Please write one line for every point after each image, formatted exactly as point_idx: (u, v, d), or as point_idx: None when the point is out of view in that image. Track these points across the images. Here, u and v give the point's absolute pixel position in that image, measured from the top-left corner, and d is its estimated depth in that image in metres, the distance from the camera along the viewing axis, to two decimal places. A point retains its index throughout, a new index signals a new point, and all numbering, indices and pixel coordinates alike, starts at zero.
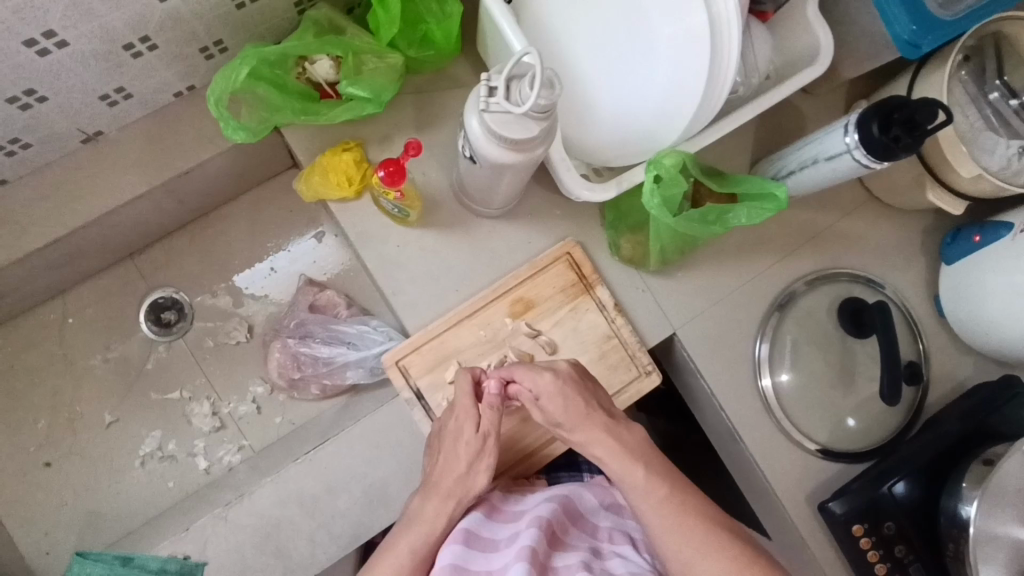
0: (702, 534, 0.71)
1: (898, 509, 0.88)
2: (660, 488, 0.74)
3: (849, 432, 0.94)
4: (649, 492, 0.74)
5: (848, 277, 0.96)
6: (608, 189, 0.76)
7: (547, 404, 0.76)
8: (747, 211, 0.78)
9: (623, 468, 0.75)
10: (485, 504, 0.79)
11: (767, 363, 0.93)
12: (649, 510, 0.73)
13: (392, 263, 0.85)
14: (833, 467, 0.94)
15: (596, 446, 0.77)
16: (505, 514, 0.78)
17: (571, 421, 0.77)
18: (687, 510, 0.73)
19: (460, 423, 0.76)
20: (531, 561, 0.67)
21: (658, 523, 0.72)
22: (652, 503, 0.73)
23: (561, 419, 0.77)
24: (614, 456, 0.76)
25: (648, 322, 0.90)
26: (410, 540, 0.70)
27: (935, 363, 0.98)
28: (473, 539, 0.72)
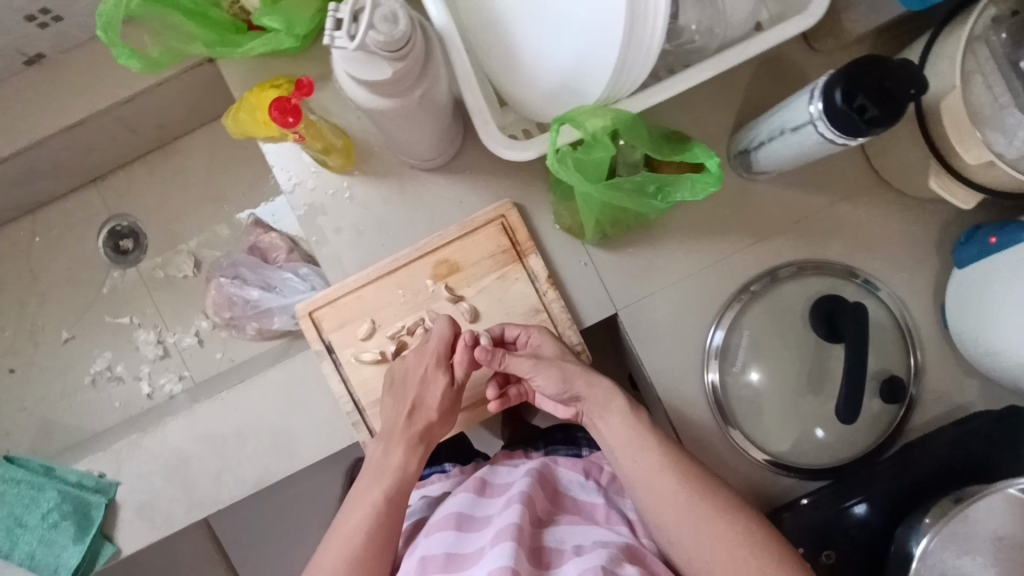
0: (701, 506, 0.68)
1: (843, 537, 0.78)
2: (664, 464, 0.71)
3: (808, 445, 0.83)
4: (644, 455, 0.71)
5: (841, 271, 0.83)
6: (530, 154, 0.69)
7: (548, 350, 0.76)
8: (690, 185, 0.67)
9: (623, 423, 0.74)
10: (474, 483, 0.82)
11: (720, 358, 0.83)
12: (649, 492, 0.70)
13: (319, 211, 0.82)
14: (784, 481, 0.85)
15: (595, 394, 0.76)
16: (494, 491, 0.81)
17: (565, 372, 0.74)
18: (689, 480, 0.70)
19: (428, 368, 0.74)
20: (517, 540, 0.69)
21: (658, 489, 0.70)
22: (654, 467, 0.70)
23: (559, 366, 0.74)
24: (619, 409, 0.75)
25: (585, 299, 0.83)
26: (378, 489, 0.71)
27: (930, 381, 0.84)
28: (463, 522, 0.76)
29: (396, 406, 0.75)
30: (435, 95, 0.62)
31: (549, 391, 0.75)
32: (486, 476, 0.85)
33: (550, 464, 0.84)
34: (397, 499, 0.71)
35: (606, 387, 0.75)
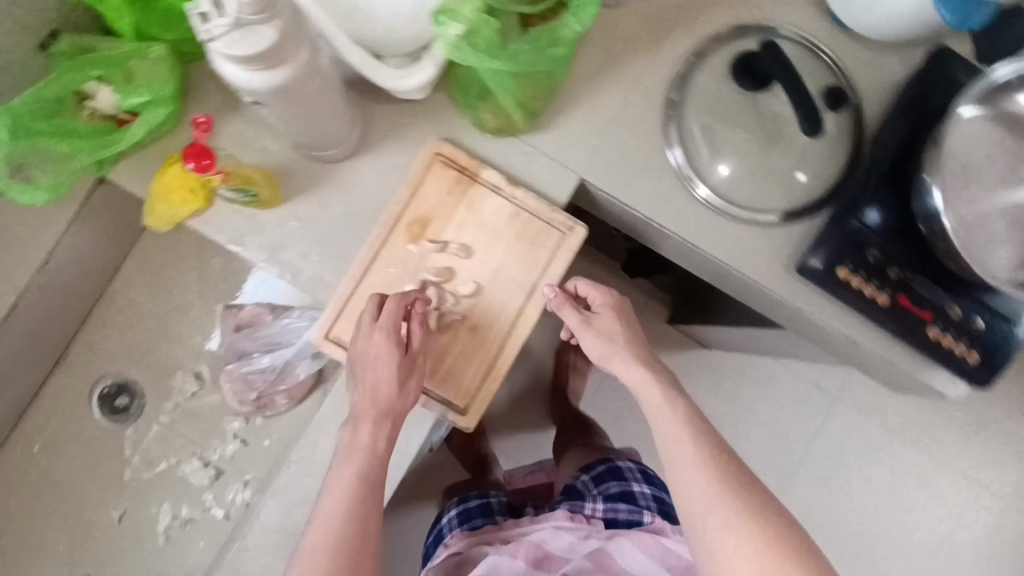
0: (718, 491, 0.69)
1: (876, 234, 0.83)
2: (692, 443, 0.72)
3: (799, 186, 0.88)
4: (670, 419, 0.74)
5: (735, 33, 0.89)
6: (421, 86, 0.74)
7: (599, 321, 0.80)
8: (575, 15, 0.71)
9: (671, 424, 0.74)
10: (532, 554, 0.93)
11: (688, 163, 0.87)
12: (679, 485, 0.71)
13: (279, 247, 0.82)
14: (799, 229, 0.89)
15: (613, 359, 0.79)
16: (549, 564, 0.93)
17: (602, 333, 0.80)
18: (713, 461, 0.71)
19: (371, 342, 0.74)
20: None
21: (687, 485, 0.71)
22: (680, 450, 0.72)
23: (609, 332, 0.80)
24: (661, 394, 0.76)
25: (548, 182, 0.86)
26: (346, 475, 0.72)
27: (858, 78, 0.90)
28: None
29: (355, 385, 0.76)
30: (319, 60, 0.64)
31: (593, 357, 0.80)
32: (545, 539, 0.95)
33: (609, 542, 0.95)
34: (372, 482, 0.73)
35: (639, 369, 0.78)
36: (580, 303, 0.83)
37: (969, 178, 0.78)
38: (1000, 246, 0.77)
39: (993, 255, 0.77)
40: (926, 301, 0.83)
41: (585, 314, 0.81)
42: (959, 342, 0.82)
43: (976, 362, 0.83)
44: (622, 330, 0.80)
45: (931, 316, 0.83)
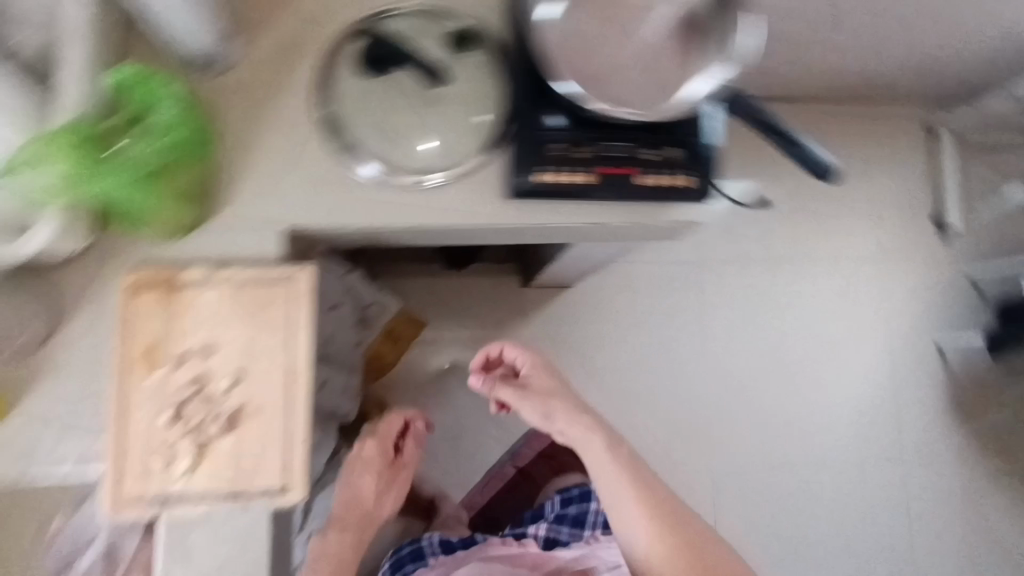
0: (623, 481, 1.09)
1: (549, 130, 0.91)
2: (615, 462, 1.09)
3: (475, 125, 0.93)
4: (601, 445, 1.10)
5: (349, 33, 0.93)
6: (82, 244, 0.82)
7: (532, 376, 1.14)
8: (163, 105, 0.74)
9: (602, 452, 1.09)
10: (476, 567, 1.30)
11: (372, 161, 0.90)
12: (601, 477, 1.10)
13: (37, 452, 0.81)
14: (500, 160, 0.94)
15: (557, 417, 1.11)
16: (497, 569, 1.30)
17: (536, 397, 1.11)
18: (626, 466, 1.10)
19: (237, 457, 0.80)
20: None
21: (609, 481, 1.10)
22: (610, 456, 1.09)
23: (541, 391, 1.12)
24: (574, 415, 1.10)
25: (254, 248, 0.87)
26: None
27: (476, 15, 0.96)
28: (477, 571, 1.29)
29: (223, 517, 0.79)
30: None
31: (536, 417, 1.12)
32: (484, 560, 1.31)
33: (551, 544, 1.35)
34: None
35: (584, 421, 1.10)
36: (507, 373, 1.17)
37: (583, 51, 0.86)
38: (656, 88, 0.87)
39: (645, 98, 0.86)
40: (622, 159, 0.92)
41: (519, 384, 1.13)
42: (671, 174, 0.94)
43: (695, 183, 0.94)
44: (550, 386, 1.13)
45: (633, 169, 0.93)
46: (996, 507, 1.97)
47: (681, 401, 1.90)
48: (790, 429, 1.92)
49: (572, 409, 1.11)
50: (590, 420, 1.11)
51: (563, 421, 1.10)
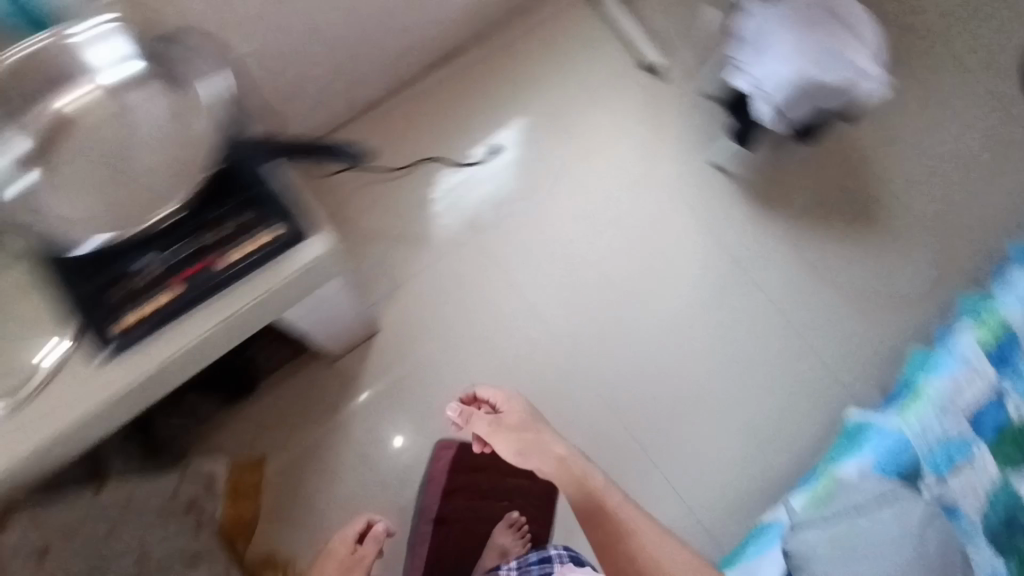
0: (582, 499, 1.46)
1: (110, 284, 0.93)
2: (576, 487, 1.47)
3: (47, 326, 0.94)
4: (568, 467, 1.48)
5: None
6: None
7: (506, 413, 1.54)
8: None
9: (559, 472, 1.48)
10: None
11: None
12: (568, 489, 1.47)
13: None
14: (87, 339, 0.93)
15: (533, 457, 1.49)
16: None
17: (517, 432, 1.50)
18: (592, 491, 1.46)
19: None
20: None
21: (573, 494, 1.47)
22: (568, 476, 1.47)
23: (523, 428, 1.51)
24: (545, 442, 1.50)
25: None
26: None
27: None
28: None
29: None
30: None
31: (515, 451, 1.49)
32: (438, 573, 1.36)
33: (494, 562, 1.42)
34: None
35: (557, 454, 1.49)
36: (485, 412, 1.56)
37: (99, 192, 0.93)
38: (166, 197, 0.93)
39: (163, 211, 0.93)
40: (192, 261, 0.94)
41: (493, 417, 1.53)
42: (251, 237, 0.96)
43: (279, 229, 0.96)
44: (517, 422, 1.52)
45: (208, 261, 0.94)
46: (861, 257, 2.02)
47: (538, 384, 1.89)
48: (640, 344, 1.94)
49: (546, 441, 1.50)
50: (555, 443, 1.50)
51: (552, 455, 1.48)
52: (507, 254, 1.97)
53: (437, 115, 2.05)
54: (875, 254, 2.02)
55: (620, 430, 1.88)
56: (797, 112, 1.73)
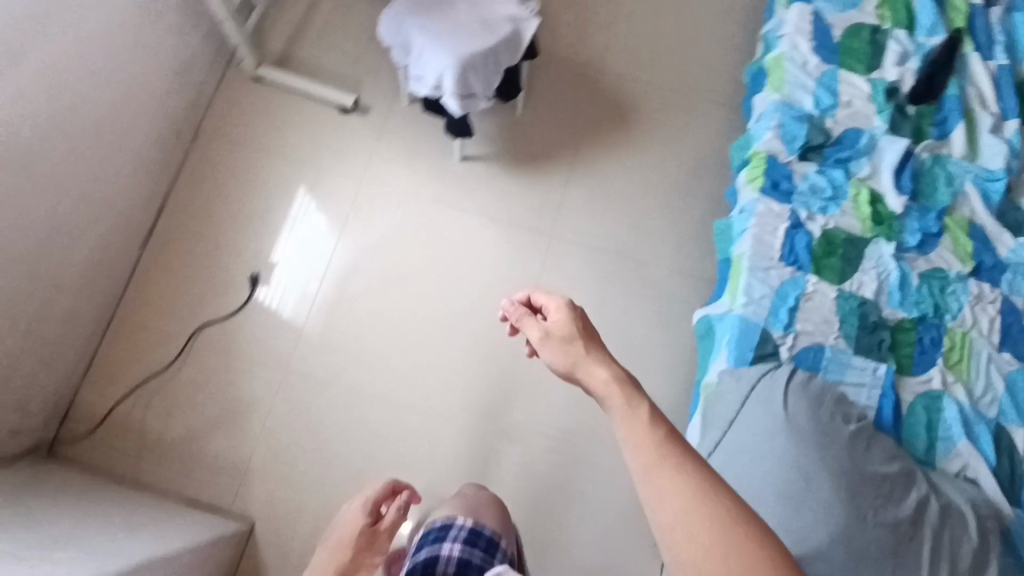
0: (682, 483, 0.74)
1: None
2: (652, 441, 0.78)
3: None
4: (629, 418, 0.81)
5: None
6: None
7: (556, 319, 0.98)
8: None
9: (629, 418, 0.81)
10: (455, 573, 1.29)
11: None
12: (647, 470, 0.76)
13: None
14: None
15: (591, 372, 0.89)
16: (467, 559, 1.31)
17: (568, 352, 0.93)
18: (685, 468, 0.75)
19: None
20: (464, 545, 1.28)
21: (649, 477, 0.76)
22: (639, 449, 0.78)
23: (574, 341, 0.94)
24: (598, 363, 0.90)
25: None
26: None
27: None
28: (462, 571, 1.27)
29: None
30: None
31: (562, 367, 0.93)
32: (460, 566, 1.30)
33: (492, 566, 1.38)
34: None
35: (607, 379, 0.87)
36: (537, 316, 1.02)
37: None
38: None
39: None
40: None
41: (541, 321, 1.00)
42: None
43: None
44: (573, 328, 0.96)
45: None
46: (628, 149, 2.04)
47: (429, 449, 1.79)
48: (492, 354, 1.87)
49: (603, 362, 0.90)
50: (606, 363, 0.90)
51: (595, 378, 0.88)
52: (326, 360, 1.86)
53: (180, 269, 1.88)
54: (635, 141, 2.05)
55: (527, 437, 1.81)
56: (478, 83, 1.58)
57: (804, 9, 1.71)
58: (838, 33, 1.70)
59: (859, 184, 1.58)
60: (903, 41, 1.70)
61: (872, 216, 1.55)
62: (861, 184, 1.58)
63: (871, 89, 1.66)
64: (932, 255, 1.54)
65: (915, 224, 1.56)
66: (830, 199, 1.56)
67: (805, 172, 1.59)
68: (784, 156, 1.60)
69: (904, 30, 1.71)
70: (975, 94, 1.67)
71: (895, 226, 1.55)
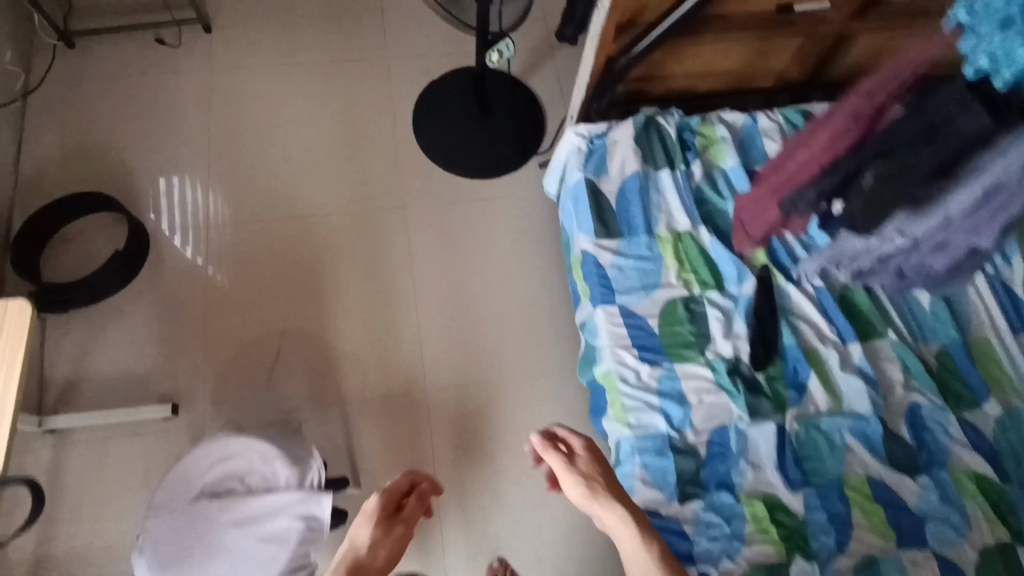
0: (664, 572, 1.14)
1: None
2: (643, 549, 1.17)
3: None
4: (623, 534, 1.19)
5: None
6: None
7: (579, 453, 1.30)
8: None
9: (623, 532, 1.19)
10: None
11: None
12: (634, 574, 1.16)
13: None
14: None
15: (609, 519, 1.21)
16: None
17: (596, 488, 1.24)
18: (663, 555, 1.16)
19: None
20: None
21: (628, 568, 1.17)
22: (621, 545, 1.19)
23: (594, 476, 1.26)
24: (611, 500, 1.22)
25: None
26: None
27: None
28: None
29: None
30: None
31: (581, 494, 1.24)
32: None
33: None
34: None
35: (620, 522, 1.19)
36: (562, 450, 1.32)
37: None
38: None
39: None
40: None
41: (563, 454, 1.30)
42: None
43: None
44: (596, 468, 1.27)
45: None
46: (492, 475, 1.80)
47: None
48: None
49: (616, 497, 1.22)
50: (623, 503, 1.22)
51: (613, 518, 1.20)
52: None
53: None
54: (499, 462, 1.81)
55: None
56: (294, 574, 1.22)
57: (610, 311, 1.54)
58: (655, 322, 1.54)
59: (750, 499, 1.40)
60: (719, 304, 1.57)
61: (780, 533, 1.37)
62: (752, 497, 1.40)
63: (713, 372, 1.50)
64: (853, 546, 1.37)
65: (823, 518, 1.39)
66: (731, 535, 1.37)
67: (693, 513, 1.39)
68: (667, 506, 1.38)
69: (714, 290, 1.58)
70: (810, 331, 1.57)
71: (805, 533, 1.38)
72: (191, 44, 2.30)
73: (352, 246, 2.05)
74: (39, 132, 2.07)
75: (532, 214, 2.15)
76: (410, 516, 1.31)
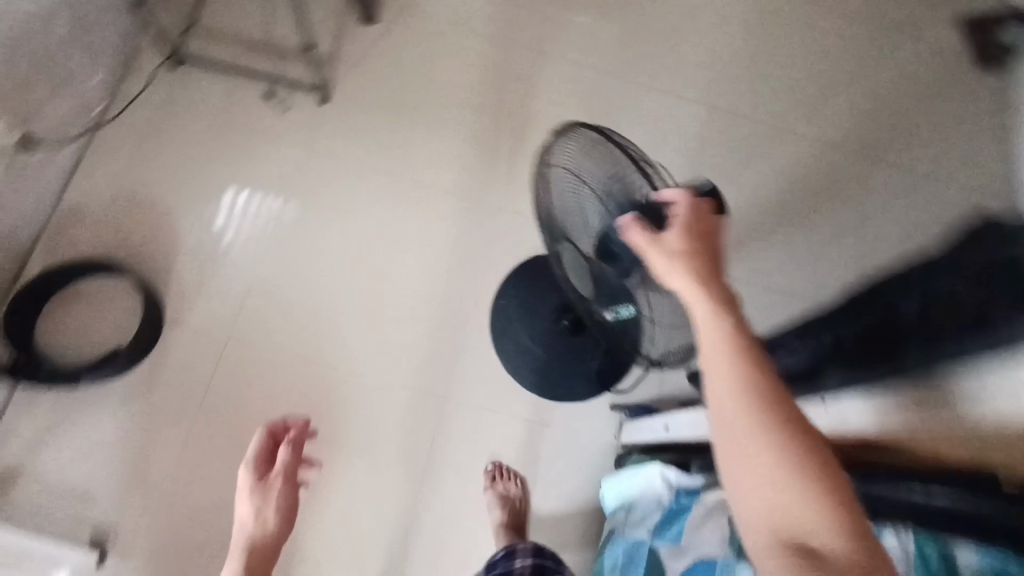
0: (765, 404, 0.68)
1: None
2: (735, 358, 0.71)
3: None
4: (717, 327, 0.74)
5: None
6: None
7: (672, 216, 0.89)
8: None
9: (715, 329, 0.74)
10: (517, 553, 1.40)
11: None
12: (724, 402, 0.70)
13: None
14: None
15: (681, 287, 0.80)
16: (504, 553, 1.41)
17: (677, 253, 0.83)
18: (761, 383, 0.69)
19: None
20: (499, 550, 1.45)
21: (713, 389, 0.72)
22: (710, 348, 0.73)
23: (682, 246, 0.84)
24: (692, 276, 0.80)
25: None
26: None
27: None
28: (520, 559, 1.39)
29: None
30: None
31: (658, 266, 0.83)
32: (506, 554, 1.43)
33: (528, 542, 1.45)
34: None
35: (701, 294, 0.78)
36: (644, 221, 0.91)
37: None
38: None
39: None
40: None
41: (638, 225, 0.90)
42: None
43: None
44: (682, 228, 0.86)
45: None
46: None
47: None
48: None
49: (701, 274, 0.80)
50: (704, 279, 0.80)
51: (700, 293, 0.78)
52: None
53: None
54: None
55: None
56: None
57: None
58: None
59: None
60: None
61: None
62: None
63: None
64: None
65: None
66: None
67: None
68: None
69: None
70: None
71: None
72: (298, 112, 2.02)
73: (371, 425, 1.78)
74: (96, 171, 1.86)
75: (582, 467, 1.80)
76: (290, 468, 1.26)
